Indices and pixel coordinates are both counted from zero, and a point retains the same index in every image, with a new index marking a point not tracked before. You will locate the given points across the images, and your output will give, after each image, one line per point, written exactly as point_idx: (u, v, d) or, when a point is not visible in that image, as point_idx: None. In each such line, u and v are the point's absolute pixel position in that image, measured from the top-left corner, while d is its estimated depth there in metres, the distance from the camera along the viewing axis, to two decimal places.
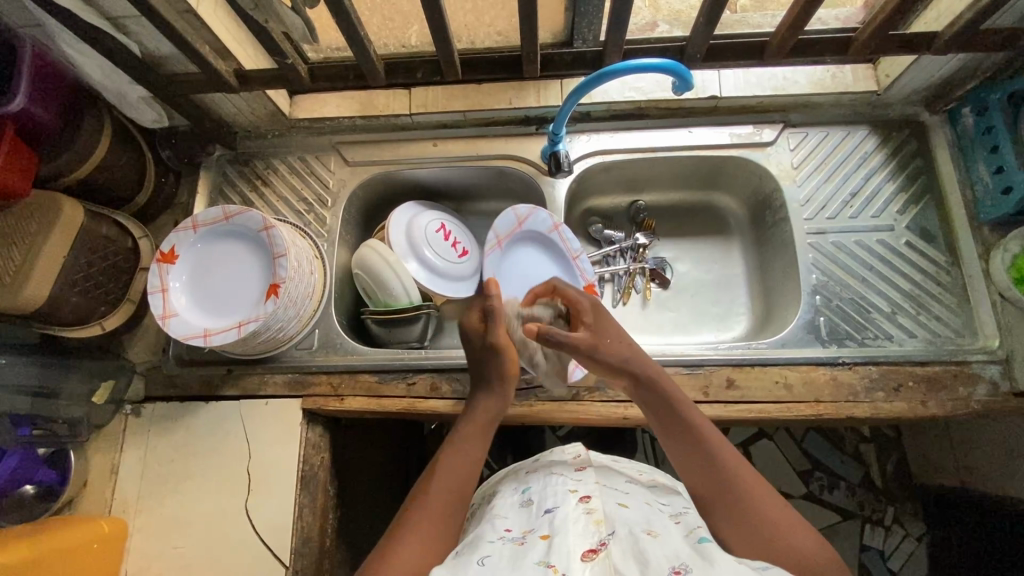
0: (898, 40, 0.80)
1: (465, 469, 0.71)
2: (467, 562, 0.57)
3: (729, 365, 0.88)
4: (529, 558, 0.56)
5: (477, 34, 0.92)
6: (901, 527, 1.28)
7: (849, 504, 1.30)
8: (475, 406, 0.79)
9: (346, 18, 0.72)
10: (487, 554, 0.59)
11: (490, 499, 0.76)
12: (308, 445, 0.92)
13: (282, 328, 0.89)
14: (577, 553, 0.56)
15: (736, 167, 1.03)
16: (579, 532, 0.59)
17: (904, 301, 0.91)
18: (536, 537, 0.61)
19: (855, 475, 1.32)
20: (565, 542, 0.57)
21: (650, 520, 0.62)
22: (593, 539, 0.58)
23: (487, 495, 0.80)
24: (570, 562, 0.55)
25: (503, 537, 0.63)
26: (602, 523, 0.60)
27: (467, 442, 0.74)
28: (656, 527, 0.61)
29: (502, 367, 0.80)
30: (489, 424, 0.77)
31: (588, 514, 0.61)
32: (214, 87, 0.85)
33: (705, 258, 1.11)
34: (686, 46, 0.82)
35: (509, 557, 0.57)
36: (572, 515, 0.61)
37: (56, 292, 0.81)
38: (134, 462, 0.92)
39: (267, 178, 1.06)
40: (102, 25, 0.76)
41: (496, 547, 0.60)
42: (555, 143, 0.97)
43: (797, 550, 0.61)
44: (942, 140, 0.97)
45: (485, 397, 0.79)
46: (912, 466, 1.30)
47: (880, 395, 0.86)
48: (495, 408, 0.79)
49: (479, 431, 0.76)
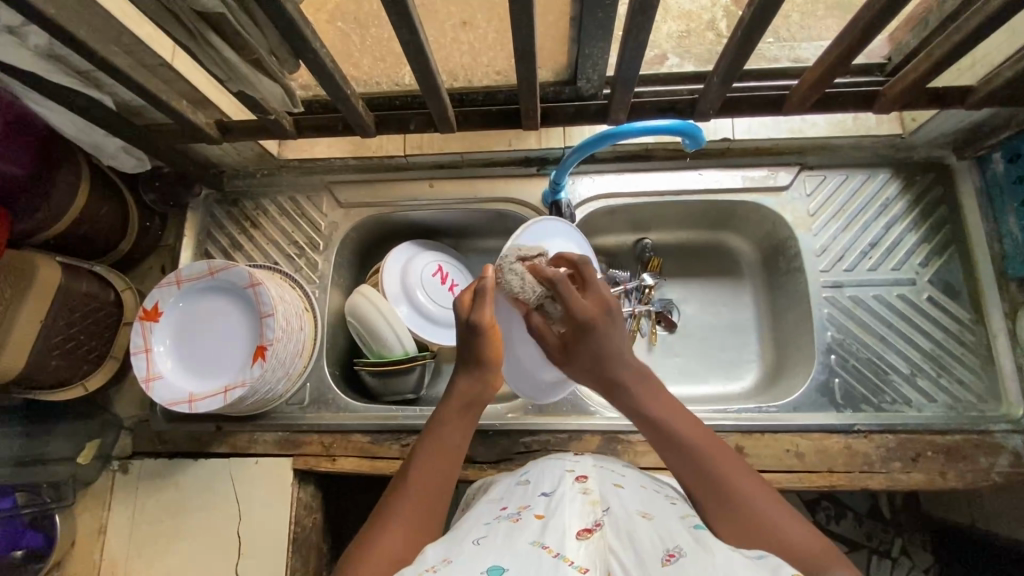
0: (929, 94, 0.74)
1: (446, 456, 0.65)
2: (463, 540, 0.52)
3: (738, 431, 0.84)
4: (521, 535, 0.50)
5: (473, 73, 0.82)
6: (909, 559, 1.13)
7: (856, 536, 1.14)
8: (453, 389, 0.70)
9: (331, 79, 0.66)
10: (482, 534, 0.53)
11: (486, 490, 0.70)
12: (301, 506, 0.89)
13: (271, 390, 0.85)
14: (572, 531, 0.50)
15: (748, 212, 0.98)
16: (575, 511, 0.53)
17: (924, 362, 0.87)
18: (530, 512, 0.55)
19: (863, 504, 1.16)
20: (560, 521, 0.51)
21: (646, 504, 0.56)
22: (589, 518, 0.52)
23: (483, 486, 0.74)
24: (564, 541, 0.49)
25: (497, 516, 0.57)
26: (598, 504, 0.54)
27: (447, 426, 0.67)
28: (651, 510, 0.55)
29: (479, 350, 0.69)
30: (468, 409, 0.69)
31: (584, 494, 0.56)
32: (196, 139, 0.81)
33: (714, 301, 1.05)
34: (698, 101, 0.76)
35: (503, 534, 0.51)
36: (569, 493, 0.56)
37: (34, 360, 0.78)
38: (122, 522, 0.89)
39: (257, 220, 1.01)
40: (75, 83, 0.71)
41: (490, 527, 0.54)
42: (556, 191, 0.91)
43: (784, 533, 0.54)
44: (969, 187, 0.91)
45: (463, 376, 0.70)
46: (921, 495, 1.15)
47: (896, 466, 0.82)
48: (471, 389, 0.69)
49: (459, 418, 0.68)
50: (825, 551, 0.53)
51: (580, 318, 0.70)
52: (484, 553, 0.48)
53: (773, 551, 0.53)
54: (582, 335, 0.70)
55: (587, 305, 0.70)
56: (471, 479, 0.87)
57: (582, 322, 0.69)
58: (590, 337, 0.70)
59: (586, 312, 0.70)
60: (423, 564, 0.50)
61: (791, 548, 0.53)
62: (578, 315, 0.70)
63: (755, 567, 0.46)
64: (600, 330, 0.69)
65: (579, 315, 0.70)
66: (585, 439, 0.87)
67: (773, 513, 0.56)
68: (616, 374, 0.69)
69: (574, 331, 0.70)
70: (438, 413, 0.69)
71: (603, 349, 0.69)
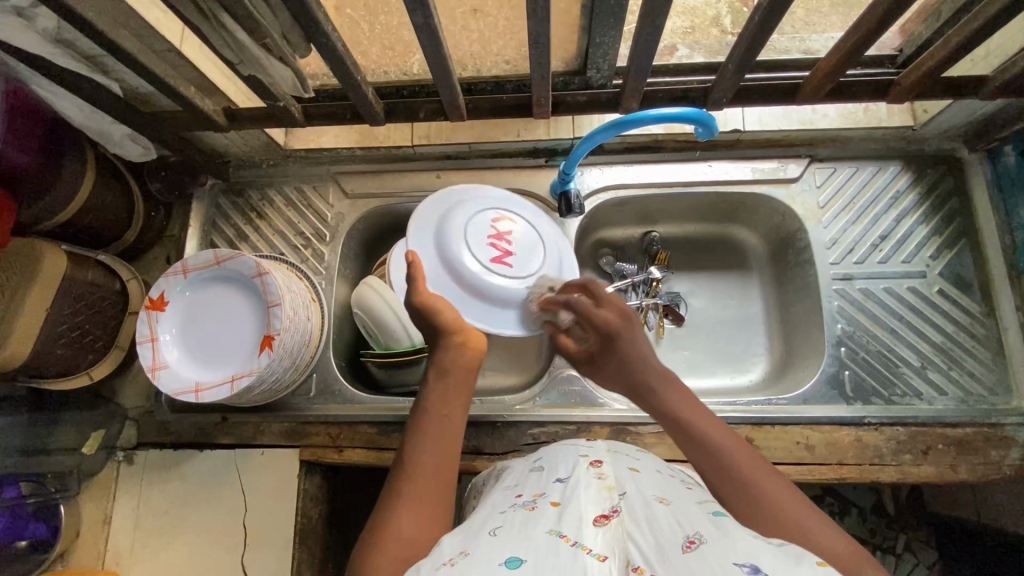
0: (943, 84, 0.73)
1: (441, 432, 0.63)
2: (479, 532, 0.51)
3: (748, 423, 0.84)
4: (538, 525, 0.50)
5: (483, 62, 0.81)
6: (912, 555, 1.11)
7: (860, 532, 1.12)
8: (435, 365, 0.70)
9: (341, 64, 0.65)
10: (497, 524, 0.52)
11: (500, 475, 0.69)
12: (307, 497, 0.89)
13: (278, 379, 0.84)
14: (588, 518, 0.49)
15: (758, 204, 0.97)
16: (591, 498, 0.52)
17: (935, 355, 0.86)
18: (546, 500, 0.54)
19: (866, 500, 1.14)
20: (577, 508, 0.51)
21: (663, 489, 0.56)
22: (606, 505, 0.51)
23: (495, 471, 0.73)
24: (581, 529, 0.48)
25: (512, 505, 0.56)
26: (614, 489, 0.54)
27: (437, 404, 0.66)
28: (668, 495, 0.54)
29: (439, 322, 0.71)
30: (459, 382, 0.68)
31: (600, 480, 0.55)
32: (203, 126, 0.80)
33: (722, 294, 1.04)
34: (712, 90, 0.76)
35: (519, 524, 0.50)
36: (584, 481, 0.55)
37: (39, 348, 0.77)
38: (128, 512, 0.89)
39: (262, 211, 1.00)
40: (82, 68, 0.70)
41: (506, 516, 0.53)
42: (565, 182, 0.91)
43: (814, 531, 0.50)
44: (981, 179, 0.90)
45: (440, 352, 0.70)
46: (925, 489, 1.14)
47: (906, 458, 0.82)
48: (451, 362, 0.69)
49: (452, 393, 0.67)
50: (856, 551, 0.49)
51: (603, 328, 0.73)
52: (501, 544, 0.47)
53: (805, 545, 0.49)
54: (608, 344, 0.73)
55: (608, 313, 0.74)
56: (478, 471, 0.87)
57: (604, 331, 0.73)
58: (616, 347, 0.72)
59: (608, 324, 0.73)
60: (440, 556, 0.49)
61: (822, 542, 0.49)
62: (600, 326, 0.73)
63: (779, 554, 0.44)
64: (626, 338, 0.72)
65: (599, 324, 0.73)
66: (594, 431, 0.87)
67: (801, 508, 0.53)
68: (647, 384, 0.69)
69: (601, 340, 0.74)
70: (422, 393, 0.67)
71: (630, 356, 0.71)
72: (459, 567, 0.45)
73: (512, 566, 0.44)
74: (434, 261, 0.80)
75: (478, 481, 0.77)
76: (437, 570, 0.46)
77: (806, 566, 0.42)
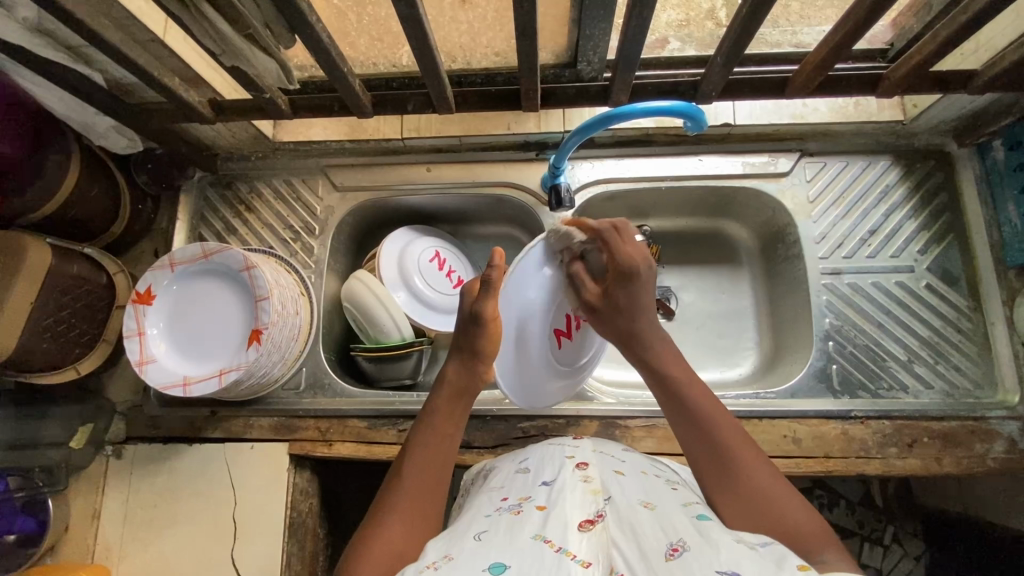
0: (932, 79, 0.73)
1: (442, 447, 0.64)
2: (464, 537, 0.51)
3: (737, 417, 0.84)
4: (523, 529, 0.50)
5: (473, 54, 0.80)
6: (900, 546, 1.11)
7: (848, 524, 1.13)
8: (445, 376, 0.69)
9: (327, 56, 0.65)
10: (483, 529, 0.52)
11: (488, 476, 0.70)
12: (297, 491, 0.89)
13: (266, 373, 0.84)
14: (574, 523, 0.49)
15: (749, 198, 0.97)
16: (577, 502, 0.52)
17: (922, 349, 0.87)
18: (532, 504, 0.54)
19: (855, 492, 1.15)
20: (562, 512, 0.51)
21: (648, 492, 0.56)
22: (591, 509, 0.51)
23: (481, 473, 0.74)
24: (566, 534, 0.48)
25: (498, 509, 0.56)
26: (599, 493, 0.54)
27: (437, 418, 0.66)
28: (653, 499, 0.55)
29: (473, 342, 0.69)
30: (462, 396, 0.68)
31: (585, 483, 0.55)
32: (188, 118, 0.79)
33: (712, 288, 1.05)
34: (701, 83, 0.75)
35: (504, 528, 0.51)
36: (569, 484, 0.55)
37: (24, 342, 0.77)
38: (115, 507, 0.89)
39: (251, 204, 1.00)
40: (62, 58, 0.69)
41: (492, 520, 0.53)
42: (555, 175, 0.90)
43: (786, 516, 0.52)
44: (970, 174, 0.90)
45: (456, 366, 0.70)
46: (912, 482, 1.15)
47: (893, 451, 0.82)
48: (462, 379, 0.68)
49: (454, 407, 0.67)
50: (822, 533, 0.51)
51: (624, 264, 0.68)
52: (485, 549, 0.48)
53: (775, 534, 0.51)
54: (624, 283, 0.68)
55: (631, 250, 0.69)
56: (468, 464, 0.87)
57: (625, 269, 0.68)
58: (633, 287, 0.68)
59: (631, 261, 0.68)
60: (424, 560, 0.49)
61: (791, 530, 0.51)
62: (623, 260, 0.68)
63: (760, 559, 0.44)
64: (641, 284, 0.69)
65: (620, 261, 0.69)
66: (583, 425, 0.87)
67: (775, 490, 0.54)
68: (647, 333, 0.67)
69: (616, 278, 0.69)
70: (429, 406, 0.67)
71: (643, 302, 0.68)
72: (443, 570, 0.46)
73: (496, 571, 0.44)
74: (526, 300, 0.75)
75: (466, 481, 0.77)
76: (421, 572, 0.46)
77: (787, 571, 0.42)
